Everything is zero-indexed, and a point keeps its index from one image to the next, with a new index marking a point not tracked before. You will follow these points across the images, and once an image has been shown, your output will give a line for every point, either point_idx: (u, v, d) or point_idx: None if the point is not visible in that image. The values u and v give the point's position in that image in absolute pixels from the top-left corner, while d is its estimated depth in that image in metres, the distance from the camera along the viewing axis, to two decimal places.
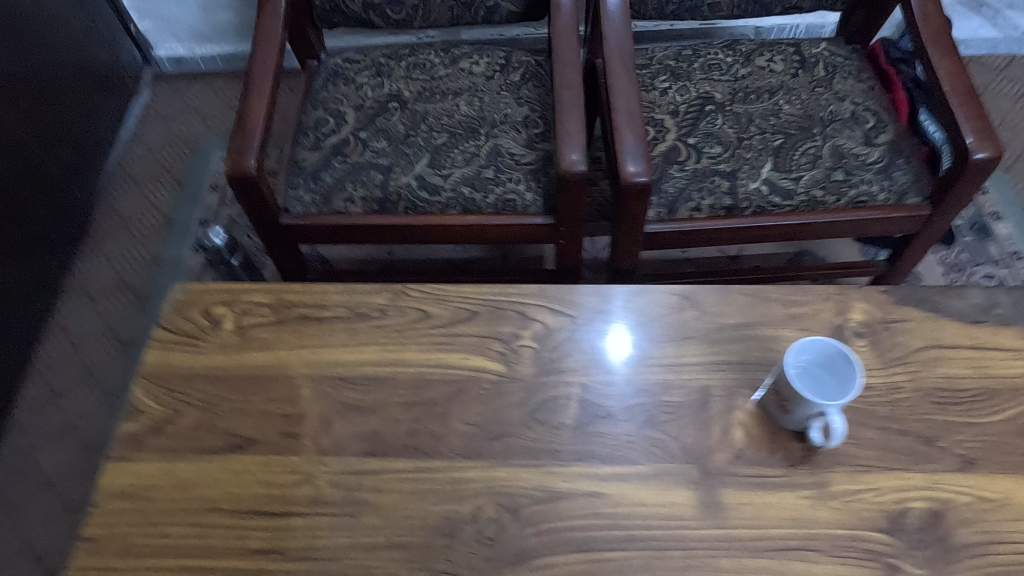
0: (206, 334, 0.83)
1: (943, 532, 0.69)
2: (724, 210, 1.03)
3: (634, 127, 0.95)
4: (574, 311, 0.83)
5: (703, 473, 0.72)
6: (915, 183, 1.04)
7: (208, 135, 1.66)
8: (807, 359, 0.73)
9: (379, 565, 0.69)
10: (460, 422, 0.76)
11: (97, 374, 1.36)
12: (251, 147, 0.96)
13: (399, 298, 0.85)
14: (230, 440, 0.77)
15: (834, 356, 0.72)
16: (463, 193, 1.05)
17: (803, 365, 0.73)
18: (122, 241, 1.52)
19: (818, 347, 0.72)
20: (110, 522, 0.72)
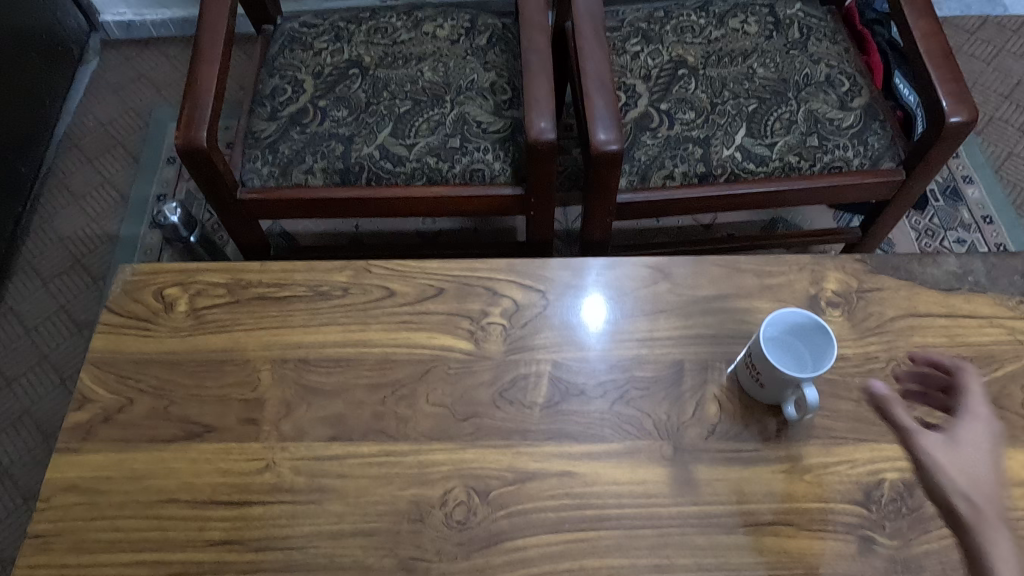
0: (159, 316, 0.79)
1: (916, 502, 0.68)
2: (697, 177, 1.00)
3: (605, 93, 0.91)
4: (544, 286, 0.80)
5: (677, 449, 0.71)
6: (890, 148, 1.02)
7: (162, 105, 1.58)
8: (778, 329, 0.71)
9: (346, 553, 0.67)
10: (427, 403, 0.74)
11: (53, 358, 1.31)
12: (203, 118, 0.90)
13: (362, 275, 0.81)
14: (186, 427, 0.73)
15: (806, 326, 0.70)
16: (428, 163, 1.01)
17: (778, 334, 0.72)
18: (74, 218, 1.45)
19: (790, 316, 0.71)
20: (60, 517, 0.69)
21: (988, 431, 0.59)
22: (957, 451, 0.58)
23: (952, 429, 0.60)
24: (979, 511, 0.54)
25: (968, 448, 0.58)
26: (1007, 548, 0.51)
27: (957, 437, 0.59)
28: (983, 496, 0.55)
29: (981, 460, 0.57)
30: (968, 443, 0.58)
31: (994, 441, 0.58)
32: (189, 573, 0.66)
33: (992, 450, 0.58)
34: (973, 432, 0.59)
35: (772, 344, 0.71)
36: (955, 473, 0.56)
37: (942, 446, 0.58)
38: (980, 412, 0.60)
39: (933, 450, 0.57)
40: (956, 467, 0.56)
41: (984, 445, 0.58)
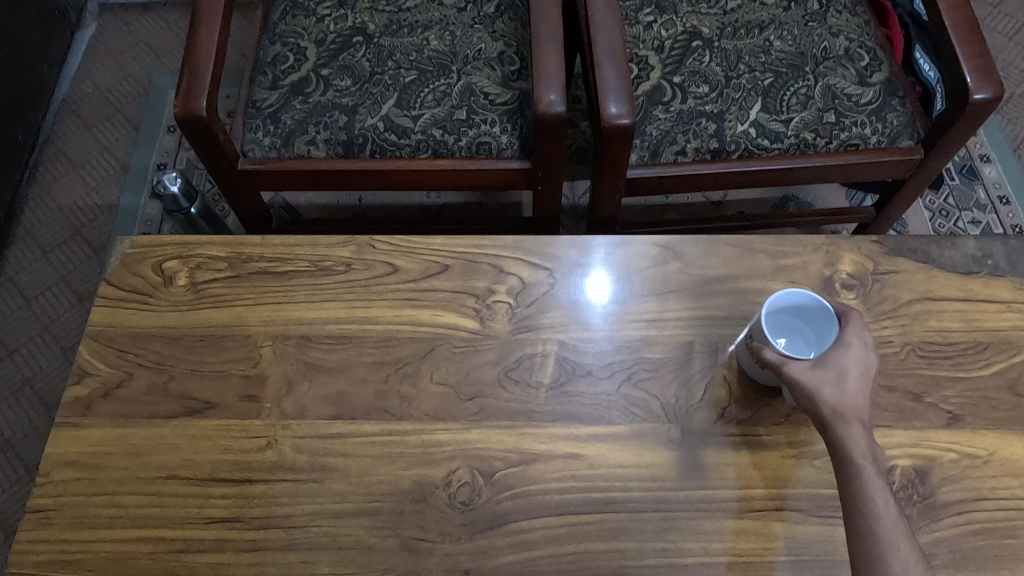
0: (158, 290, 0.78)
1: (928, 489, 0.67)
2: (710, 153, 0.98)
3: (617, 65, 0.88)
4: (552, 265, 0.78)
5: (685, 433, 0.70)
6: (909, 125, 0.99)
7: (162, 72, 1.55)
8: (785, 314, 0.70)
9: (348, 533, 0.66)
10: (431, 382, 0.72)
11: (53, 329, 1.30)
12: (202, 86, 0.88)
13: (365, 250, 0.79)
14: (187, 403, 0.72)
15: (818, 316, 0.69)
16: (434, 136, 0.99)
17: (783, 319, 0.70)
18: (73, 187, 1.43)
19: (804, 303, 0.69)
20: (60, 492, 0.68)
21: (856, 344, 0.65)
22: (825, 372, 0.63)
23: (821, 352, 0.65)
24: (840, 417, 0.62)
25: (836, 368, 0.63)
26: (863, 441, 0.61)
27: (826, 358, 0.64)
28: (845, 404, 0.62)
29: (847, 375, 0.63)
30: (835, 360, 0.64)
31: (860, 355, 0.64)
32: (190, 550, 0.66)
33: (860, 361, 0.64)
34: (842, 355, 0.64)
35: (770, 325, 0.70)
36: (824, 393, 0.63)
37: (809, 369, 0.64)
38: (847, 331, 0.65)
39: (803, 376, 0.63)
40: (825, 386, 0.63)
41: (852, 359, 0.64)
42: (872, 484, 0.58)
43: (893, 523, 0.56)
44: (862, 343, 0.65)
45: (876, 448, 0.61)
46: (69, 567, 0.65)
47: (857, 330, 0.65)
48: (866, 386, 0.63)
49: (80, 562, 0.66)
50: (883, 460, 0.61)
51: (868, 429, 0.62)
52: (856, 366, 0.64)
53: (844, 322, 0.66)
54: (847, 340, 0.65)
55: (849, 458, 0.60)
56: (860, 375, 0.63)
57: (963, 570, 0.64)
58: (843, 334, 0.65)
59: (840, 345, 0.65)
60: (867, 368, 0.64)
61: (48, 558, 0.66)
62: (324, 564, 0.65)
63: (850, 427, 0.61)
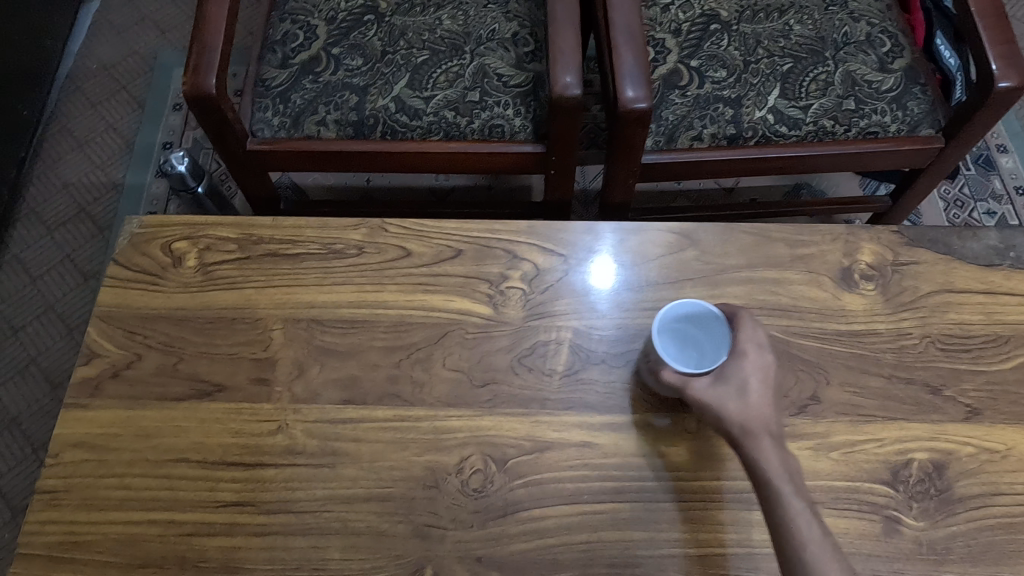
0: (167, 271, 0.76)
1: (945, 483, 0.67)
2: (726, 140, 0.96)
3: (635, 47, 0.86)
4: (566, 250, 0.77)
5: (700, 423, 0.69)
6: (930, 113, 0.97)
7: (168, 49, 1.53)
8: (680, 318, 0.69)
9: (360, 518, 0.66)
10: (444, 368, 0.71)
11: (59, 308, 1.30)
12: (211, 64, 0.86)
13: (377, 233, 0.78)
14: (196, 386, 0.71)
15: (712, 322, 0.68)
16: (446, 118, 0.97)
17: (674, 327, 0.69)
18: (78, 165, 1.41)
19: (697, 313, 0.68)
20: (69, 474, 0.68)
21: (752, 351, 0.65)
22: (726, 386, 0.64)
23: (719, 366, 0.65)
24: (748, 434, 0.61)
25: (735, 381, 0.64)
26: (775, 456, 0.60)
27: (724, 372, 0.65)
28: (752, 420, 0.62)
29: (746, 387, 0.64)
30: (733, 372, 0.64)
31: (756, 361, 0.65)
32: (201, 533, 0.65)
33: (756, 369, 0.65)
34: (739, 366, 0.65)
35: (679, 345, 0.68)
36: (729, 409, 0.63)
37: (710, 386, 0.64)
38: (740, 338, 0.66)
39: (706, 394, 0.63)
40: (728, 402, 0.63)
41: (749, 368, 0.65)
42: (793, 503, 0.57)
43: (818, 544, 0.55)
44: (756, 348, 0.66)
45: (788, 458, 0.61)
46: (78, 549, 0.65)
47: (749, 335, 0.66)
48: (767, 395, 0.64)
49: (90, 543, 0.65)
50: (798, 469, 0.60)
51: (779, 443, 0.61)
52: (753, 376, 0.64)
53: (736, 328, 0.67)
54: (743, 349, 0.65)
55: (765, 478, 0.59)
56: (759, 385, 0.64)
57: (980, 565, 0.64)
58: (737, 342, 0.66)
59: (736, 356, 0.65)
60: (766, 374, 0.65)
61: (57, 539, 0.65)
62: (334, 549, 0.65)
63: (760, 441, 0.61)
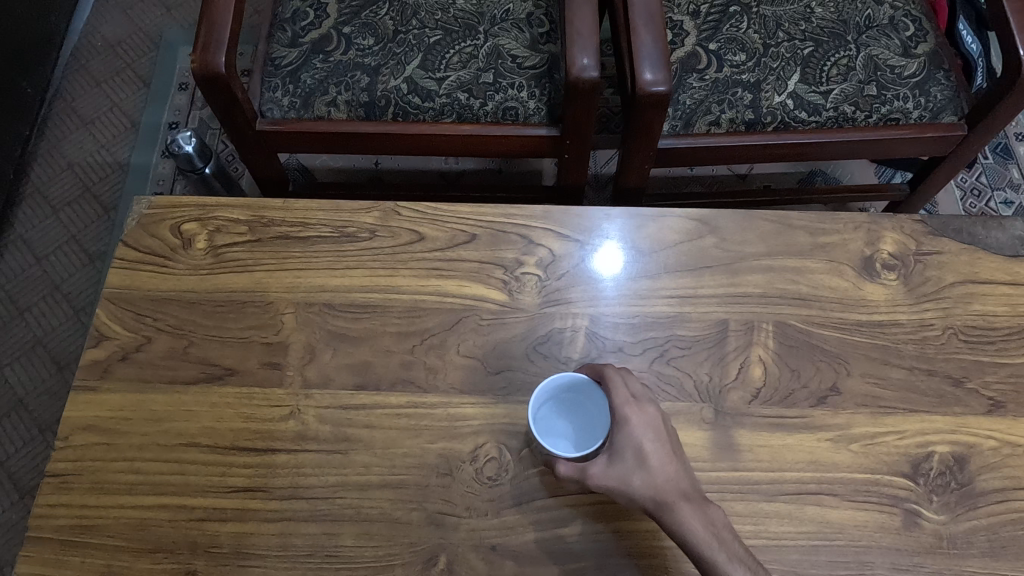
0: (177, 253, 0.75)
1: (967, 477, 0.66)
2: (745, 125, 0.94)
3: (654, 28, 0.84)
4: (582, 236, 0.75)
5: (718, 413, 0.68)
6: (953, 100, 0.95)
7: (174, 26, 1.50)
8: (559, 389, 0.66)
9: (372, 505, 0.65)
10: (457, 354, 0.70)
11: (65, 288, 1.29)
12: (221, 41, 0.84)
13: (390, 217, 0.77)
14: (208, 370, 0.70)
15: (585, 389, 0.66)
16: (459, 100, 0.95)
17: (554, 402, 0.66)
18: (83, 144, 1.40)
19: (572, 381, 0.66)
20: (79, 457, 0.67)
21: (633, 411, 0.62)
22: (622, 461, 0.60)
23: (608, 439, 0.62)
24: (663, 505, 0.59)
25: (629, 451, 0.61)
26: (695, 520, 0.57)
27: (615, 446, 0.61)
28: (660, 490, 0.59)
29: (643, 453, 0.60)
30: (624, 441, 0.61)
31: (642, 420, 0.62)
32: (212, 519, 0.65)
33: (645, 427, 0.62)
34: (627, 434, 0.61)
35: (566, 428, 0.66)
36: (636, 485, 0.59)
37: (606, 467, 0.61)
38: (615, 402, 0.63)
39: (608, 479, 0.60)
40: (632, 477, 0.60)
41: (637, 431, 0.61)
42: (731, 571, 0.55)
43: None
44: (636, 404, 0.63)
45: (712, 514, 0.58)
46: (89, 532, 0.64)
47: (622, 393, 0.63)
48: (665, 450, 0.61)
49: (101, 527, 0.65)
50: (724, 521, 0.58)
51: (696, 502, 0.59)
52: (642, 438, 0.61)
53: (608, 389, 0.64)
54: (625, 412, 0.62)
55: (695, 549, 0.57)
56: (654, 443, 0.61)
57: (1001, 560, 0.63)
58: (616, 408, 0.62)
59: (619, 423, 0.62)
60: (655, 426, 0.62)
61: (67, 523, 0.65)
62: (347, 536, 0.64)
63: (680, 509, 0.58)
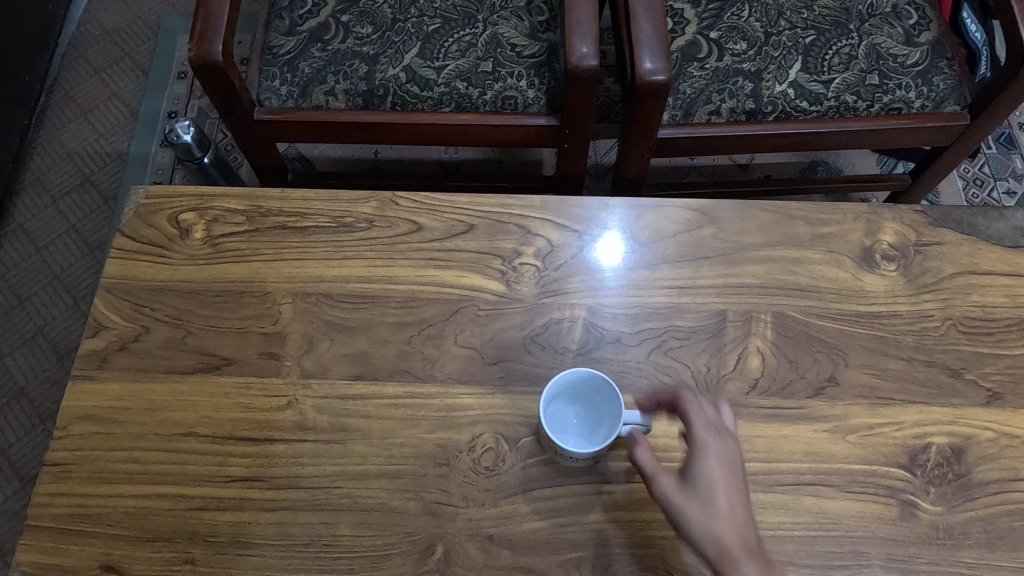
0: (174, 243, 0.75)
1: (964, 468, 0.66)
2: (745, 115, 0.94)
3: (654, 17, 0.83)
4: (581, 227, 0.75)
5: (715, 403, 0.68)
6: (956, 89, 0.94)
7: (172, 14, 1.50)
8: (571, 387, 0.67)
9: (369, 495, 0.65)
10: (455, 345, 0.70)
11: (65, 277, 1.29)
12: (218, 29, 0.84)
13: (387, 207, 0.76)
14: (206, 360, 0.70)
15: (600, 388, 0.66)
16: (458, 88, 0.95)
17: (565, 392, 0.67)
18: (81, 133, 1.39)
19: (591, 378, 0.65)
20: (77, 446, 0.67)
21: (714, 445, 0.60)
22: (696, 490, 0.58)
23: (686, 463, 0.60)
24: (723, 553, 0.56)
25: (703, 485, 0.58)
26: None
27: (692, 471, 0.59)
28: (723, 534, 0.56)
29: (715, 491, 0.58)
30: (704, 468, 0.59)
31: (721, 455, 0.60)
32: (211, 508, 0.65)
33: (722, 463, 0.59)
34: (708, 462, 0.59)
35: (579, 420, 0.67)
36: (702, 520, 0.57)
37: (678, 488, 0.59)
38: (694, 427, 0.61)
39: (673, 497, 0.58)
40: (701, 510, 0.57)
41: (714, 466, 0.59)
42: None
43: None
44: (715, 436, 0.61)
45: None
46: (88, 521, 0.65)
47: (702, 420, 0.61)
48: (739, 493, 0.58)
49: (100, 516, 0.65)
50: None
51: (758, 562, 0.55)
52: (716, 473, 0.59)
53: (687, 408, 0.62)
54: (704, 442, 0.60)
55: None
56: (729, 485, 0.58)
57: (997, 550, 0.63)
58: (694, 434, 0.60)
59: (700, 451, 0.60)
60: (732, 465, 0.59)
61: (66, 512, 0.65)
62: (345, 525, 0.64)
63: (742, 561, 0.55)
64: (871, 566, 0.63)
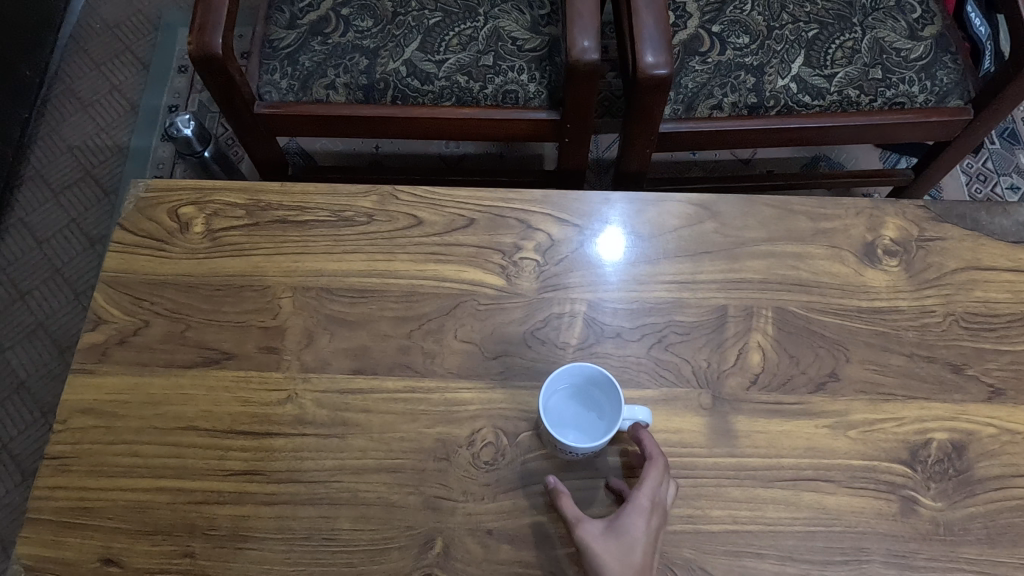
0: (174, 237, 0.75)
1: (964, 464, 0.66)
2: (747, 109, 0.93)
3: (656, 10, 0.83)
4: (581, 221, 0.75)
5: (715, 399, 0.68)
6: (960, 84, 0.94)
7: (173, 8, 1.49)
8: (576, 379, 0.66)
9: (369, 489, 0.65)
10: (455, 339, 0.70)
11: (66, 271, 1.29)
12: (217, 22, 0.83)
13: (387, 201, 0.76)
14: (205, 354, 0.70)
15: (603, 386, 0.66)
16: (459, 82, 0.94)
17: (566, 387, 0.67)
18: (82, 127, 1.39)
19: (593, 373, 0.66)
20: (77, 440, 0.67)
21: (650, 514, 0.60)
22: (617, 541, 0.58)
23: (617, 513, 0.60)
24: None
25: (625, 541, 0.58)
26: None
27: (619, 523, 0.59)
28: None
29: (634, 550, 0.58)
30: (630, 525, 0.59)
31: (651, 524, 0.59)
32: (210, 501, 0.65)
33: (649, 532, 0.59)
34: (637, 521, 0.59)
35: (573, 416, 0.66)
36: (612, 568, 0.57)
37: (601, 534, 0.59)
38: (639, 489, 0.60)
39: (593, 542, 0.58)
40: (613, 560, 0.57)
41: (641, 530, 0.59)
42: None
43: None
44: (653, 506, 0.60)
45: None
46: (88, 515, 0.65)
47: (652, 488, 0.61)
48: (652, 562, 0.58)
49: (99, 509, 0.65)
50: None
51: None
52: (642, 536, 0.58)
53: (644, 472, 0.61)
54: (642, 506, 0.59)
55: None
56: (648, 552, 0.58)
57: (998, 547, 0.63)
58: (637, 494, 0.60)
59: (637, 512, 0.59)
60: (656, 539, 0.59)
61: (66, 505, 0.65)
62: (345, 520, 0.64)
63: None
64: (870, 562, 0.62)
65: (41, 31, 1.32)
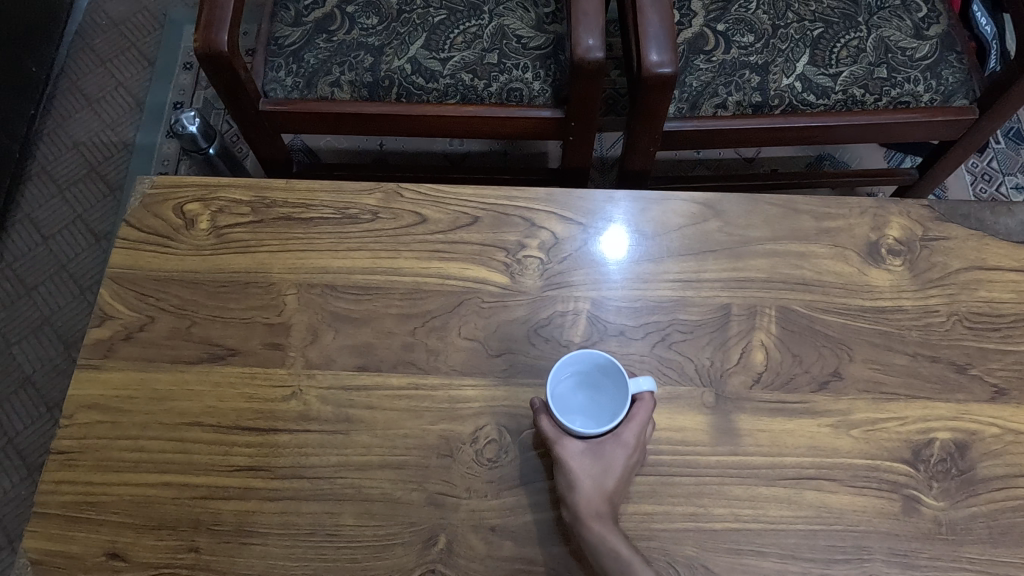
0: (179, 234, 0.75)
1: (967, 463, 0.66)
2: (752, 108, 0.93)
3: (661, 9, 0.83)
4: (585, 219, 0.75)
5: (718, 397, 0.68)
6: (965, 83, 0.93)
7: (178, 5, 1.49)
8: (586, 368, 0.67)
9: (373, 485, 0.65)
10: (459, 336, 0.70)
11: (72, 266, 1.29)
12: (223, 20, 0.83)
13: (392, 199, 0.76)
14: (211, 350, 0.71)
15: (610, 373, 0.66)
16: (463, 80, 0.95)
17: (571, 375, 0.67)
18: (88, 123, 1.40)
19: (599, 361, 0.66)
20: (83, 435, 0.68)
21: (630, 449, 0.62)
22: (594, 463, 0.62)
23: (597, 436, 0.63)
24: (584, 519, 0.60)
25: (600, 463, 0.61)
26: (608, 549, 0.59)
27: (600, 448, 0.62)
28: (592, 505, 0.60)
29: (607, 473, 0.61)
30: (610, 453, 0.62)
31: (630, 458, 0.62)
32: (215, 496, 0.65)
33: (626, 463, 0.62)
34: (616, 452, 0.62)
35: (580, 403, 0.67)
36: (584, 485, 0.61)
37: (580, 453, 0.62)
38: (624, 422, 0.63)
39: (570, 460, 0.62)
40: (587, 478, 0.61)
41: (619, 460, 0.62)
42: None
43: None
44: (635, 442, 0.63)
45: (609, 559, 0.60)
46: (94, 509, 0.65)
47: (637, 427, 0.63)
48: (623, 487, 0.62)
49: (105, 504, 0.65)
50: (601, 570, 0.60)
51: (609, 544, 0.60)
52: (619, 466, 0.61)
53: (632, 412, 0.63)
54: (625, 441, 0.62)
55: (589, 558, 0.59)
56: (621, 479, 0.62)
57: (1000, 546, 0.63)
58: (621, 427, 0.63)
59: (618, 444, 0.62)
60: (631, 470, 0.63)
61: (72, 500, 0.65)
62: (348, 516, 0.65)
63: (591, 531, 0.60)
64: (873, 561, 0.63)
65: (47, 29, 1.33)
